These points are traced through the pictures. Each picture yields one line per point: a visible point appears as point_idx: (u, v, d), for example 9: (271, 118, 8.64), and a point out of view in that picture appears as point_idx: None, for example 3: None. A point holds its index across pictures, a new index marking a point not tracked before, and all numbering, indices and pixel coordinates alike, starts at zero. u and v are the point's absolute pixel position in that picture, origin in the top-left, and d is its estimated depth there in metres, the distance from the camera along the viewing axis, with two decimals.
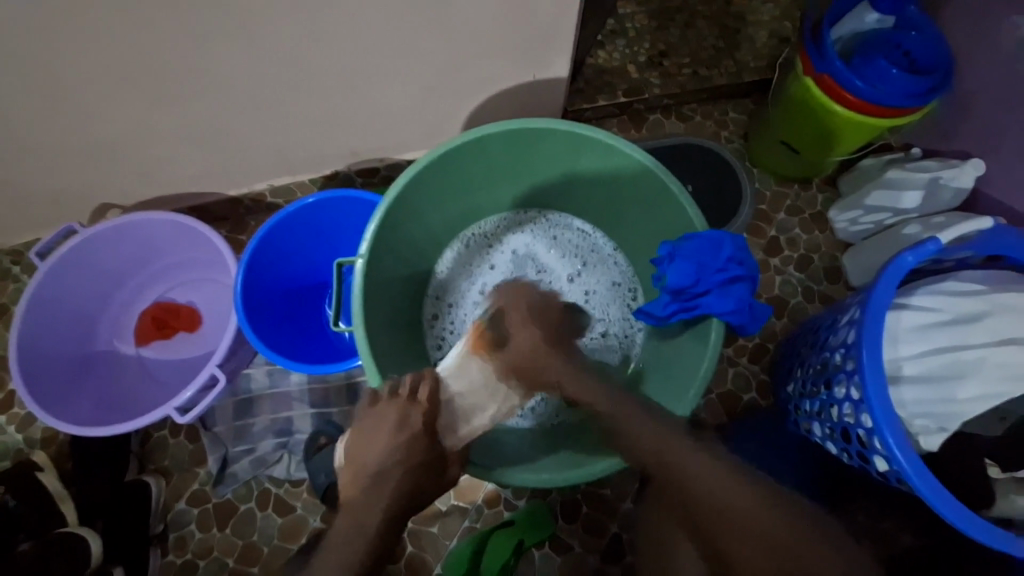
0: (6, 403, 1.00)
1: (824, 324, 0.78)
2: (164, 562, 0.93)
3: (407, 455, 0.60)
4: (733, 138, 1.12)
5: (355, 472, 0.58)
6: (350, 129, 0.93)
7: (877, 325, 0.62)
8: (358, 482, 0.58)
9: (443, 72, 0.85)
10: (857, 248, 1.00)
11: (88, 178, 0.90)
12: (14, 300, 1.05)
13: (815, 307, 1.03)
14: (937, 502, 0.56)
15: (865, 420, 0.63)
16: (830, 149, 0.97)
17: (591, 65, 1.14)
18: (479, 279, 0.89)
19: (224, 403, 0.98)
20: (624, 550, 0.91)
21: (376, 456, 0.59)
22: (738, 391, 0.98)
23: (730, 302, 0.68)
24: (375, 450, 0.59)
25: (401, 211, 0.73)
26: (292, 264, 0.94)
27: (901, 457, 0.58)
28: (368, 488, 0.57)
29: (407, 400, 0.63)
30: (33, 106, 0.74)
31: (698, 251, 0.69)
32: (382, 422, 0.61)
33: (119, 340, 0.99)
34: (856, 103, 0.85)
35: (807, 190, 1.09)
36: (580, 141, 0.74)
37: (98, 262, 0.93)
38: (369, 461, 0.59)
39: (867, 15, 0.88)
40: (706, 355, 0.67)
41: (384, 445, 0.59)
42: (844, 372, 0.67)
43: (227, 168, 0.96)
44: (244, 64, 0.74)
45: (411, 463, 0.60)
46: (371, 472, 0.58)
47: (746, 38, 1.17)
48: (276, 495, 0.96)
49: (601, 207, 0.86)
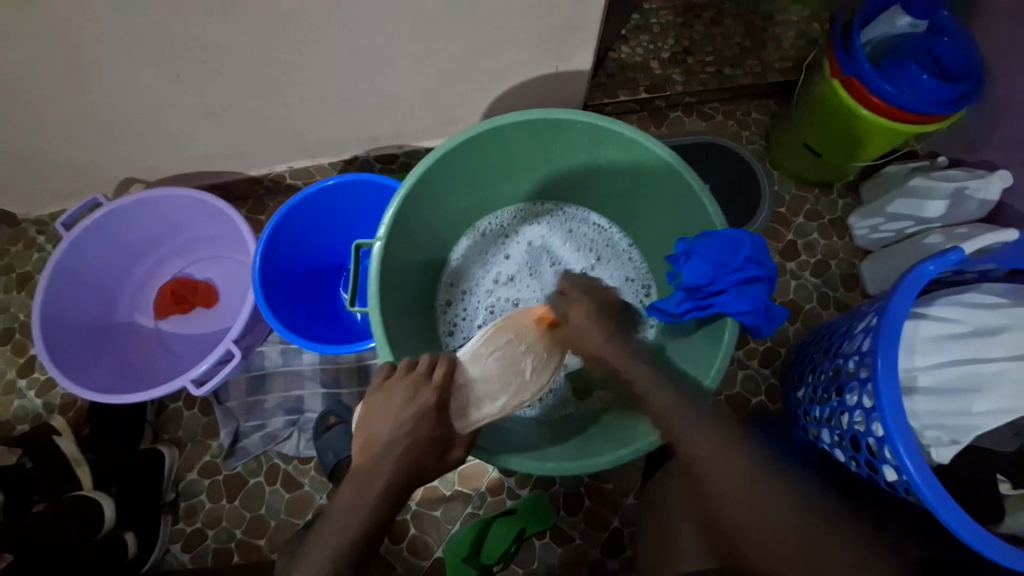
0: (28, 367, 1.03)
1: (838, 331, 0.78)
2: (174, 529, 0.96)
3: (416, 429, 0.59)
4: (754, 139, 1.12)
5: (366, 444, 0.59)
6: (371, 114, 0.94)
7: (893, 333, 0.62)
8: (369, 451, 0.58)
9: (466, 61, 0.85)
10: (876, 256, 0.99)
11: (113, 152, 0.92)
12: (38, 269, 1.08)
13: (829, 312, 1.02)
14: (944, 514, 0.56)
15: (876, 429, 0.63)
16: (854, 153, 0.96)
17: (614, 59, 1.14)
18: (493, 269, 0.90)
19: (238, 378, 1.00)
20: (624, 544, 0.92)
21: (382, 428, 0.59)
22: (747, 394, 0.98)
23: (745, 302, 0.68)
24: (384, 421, 0.59)
25: (421, 196, 0.74)
26: (310, 245, 0.95)
27: (912, 468, 0.57)
28: (378, 457, 0.57)
29: (421, 377, 0.63)
30: (61, 80, 0.75)
31: (716, 250, 0.69)
32: (392, 396, 0.61)
33: (138, 313, 1.01)
34: (882, 106, 0.83)
35: (828, 195, 1.08)
36: (602, 134, 0.74)
37: (120, 235, 0.95)
38: (377, 432, 0.59)
39: (900, 19, 0.86)
40: (718, 353, 0.67)
41: (393, 417, 0.59)
42: (857, 380, 0.67)
43: (248, 148, 0.97)
44: (268, 45, 0.75)
45: (419, 437, 0.59)
46: (379, 442, 0.58)
47: (773, 38, 1.15)
48: (285, 471, 0.98)
49: (619, 201, 0.86)
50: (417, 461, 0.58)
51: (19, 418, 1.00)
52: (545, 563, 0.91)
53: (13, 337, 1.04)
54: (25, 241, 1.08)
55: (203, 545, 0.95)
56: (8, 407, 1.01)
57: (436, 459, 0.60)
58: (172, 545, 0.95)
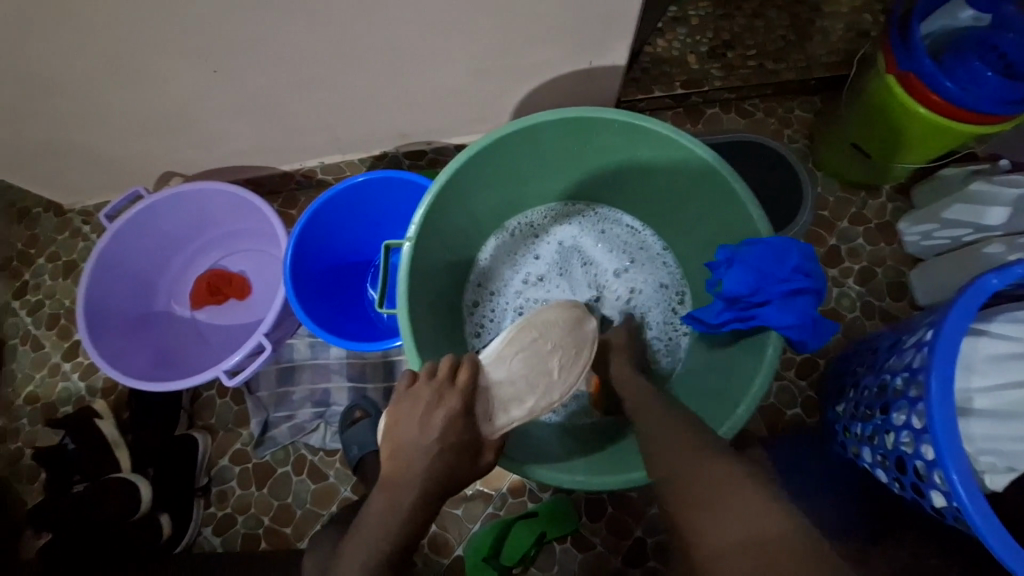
0: (72, 352, 1.08)
1: (884, 344, 0.74)
2: (205, 513, 0.99)
3: (445, 436, 0.58)
4: (796, 138, 1.08)
5: (395, 451, 0.58)
6: (401, 110, 0.94)
7: (949, 351, 0.58)
8: (399, 458, 0.58)
9: (498, 56, 0.84)
10: (927, 264, 0.94)
11: (151, 146, 0.94)
12: (82, 257, 1.12)
13: (873, 323, 0.97)
14: (998, 547, 0.52)
15: (925, 451, 0.59)
16: (907, 155, 0.90)
17: (649, 53, 1.09)
18: (522, 269, 0.89)
19: (268, 369, 1.02)
20: (647, 553, 0.90)
21: (412, 437, 0.58)
22: (782, 406, 0.95)
23: (791, 315, 0.64)
24: (410, 429, 0.59)
25: (452, 196, 0.73)
26: (340, 241, 0.96)
27: (964, 495, 0.54)
28: (408, 465, 0.57)
29: (444, 382, 0.61)
30: (103, 77, 0.77)
31: (759, 259, 0.66)
32: (417, 402, 0.60)
33: (175, 303, 1.04)
34: (941, 104, 0.78)
35: (876, 198, 1.03)
36: (638, 133, 0.72)
37: (159, 227, 0.97)
38: (405, 440, 0.58)
39: (962, 12, 0.82)
40: (756, 380, 0.64)
41: (418, 425, 0.58)
42: (906, 399, 0.63)
43: (281, 143, 0.99)
44: (300, 41, 0.75)
45: (446, 444, 0.58)
46: (409, 449, 0.58)
47: (820, 30, 1.09)
48: (312, 462, 1.00)
49: (654, 203, 0.83)
50: (447, 467, 0.57)
51: (63, 400, 1.05)
52: (565, 568, 0.91)
53: (59, 322, 1.09)
54: (71, 230, 1.13)
55: (233, 529, 0.98)
56: (53, 388, 1.06)
57: (467, 465, 0.59)
58: (204, 528, 0.98)
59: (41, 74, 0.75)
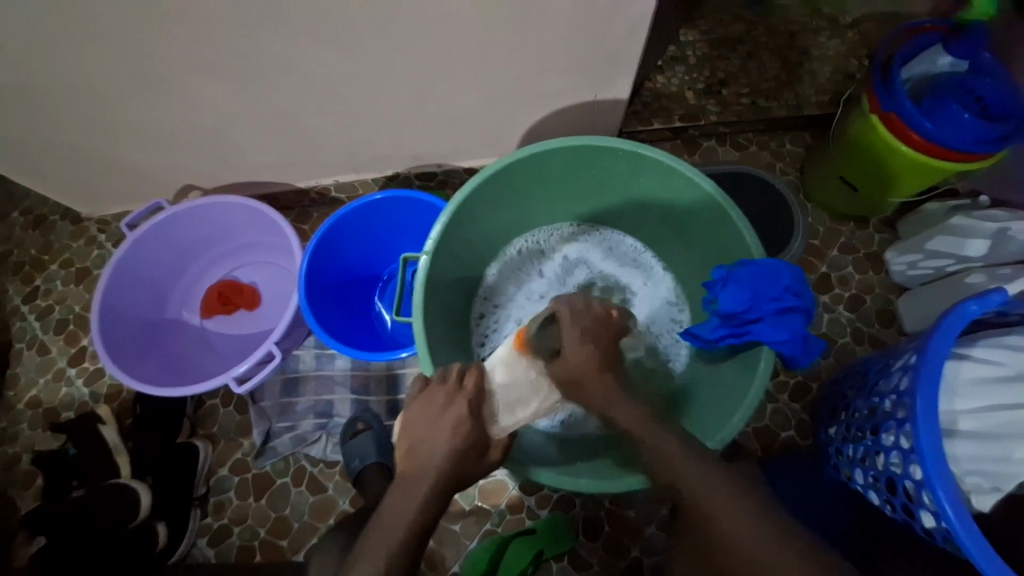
0: (78, 357, 1.09)
1: (874, 368, 0.77)
2: (201, 524, 0.98)
3: (455, 434, 0.62)
4: (788, 170, 1.13)
5: (409, 450, 0.62)
6: (415, 134, 0.99)
7: (934, 374, 0.61)
8: (413, 457, 0.61)
9: (509, 87, 0.89)
10: (912, 293, 0.98)
11: (173, 159, 0.98)
12: (95, 265, 1.15)
13: (863, 349, 1.01)
14: (985, 566, 0.54)
15: (914, 471, 0.62)
16: (891, 189, 0.96)
17: (649, 89, 1.16)
18: (527, 285, 0.92)
19: (273, 379, 1.03)
20: (643, 573, 0.91)
21: (425, 435, 0.62)
22: (777, 428, 0.97)
23: (783, 332, 0.68)
24: (424, 427, 0.63)
25: (466, 215, 0.77)
26: (351, 255, 0.99)
27: (952, 514, 0.56)
28: (420, 461, 0.61)
29: (455, 386, 0.66)
30: (137, 93, 0.81)
31: (753, 279, 0.69)
32: (430, 403, 0.64)
33: (186, 311, 1.06)
34: (922, 142, 0.83)
35: (863, 229, 1.08)
36: (642, 161, 0.76)
37: (175, 237, 1.01)
38: (417, 438, 0.62)
39: (940, 58, 0.87)
40: (751, 391, 0.68)
41: (432, 423, 0.63)
42: (894, 420, 0.66)
43: (299, 162, 1.03)
44: (327, 68, 0.80)
45: (457, 442, 0.62)
46: (421, 447, 0.62)
47: (809, 72, 1.16)
48: (311, 473, 1.00)
49: (655, 226, 0.87)
50: (456, 464, 0.61)
51: (65, 406, 1.05)
52: None
53: (67, 327, 1.11)
54: (86, 238, 1.16)
55: (228, 541, 0.98)
56: (56, 394, 1.06)
57: (474, 462, 0.63)
58: (198, 540, 0.97)
59: (79, 87, 0.79)
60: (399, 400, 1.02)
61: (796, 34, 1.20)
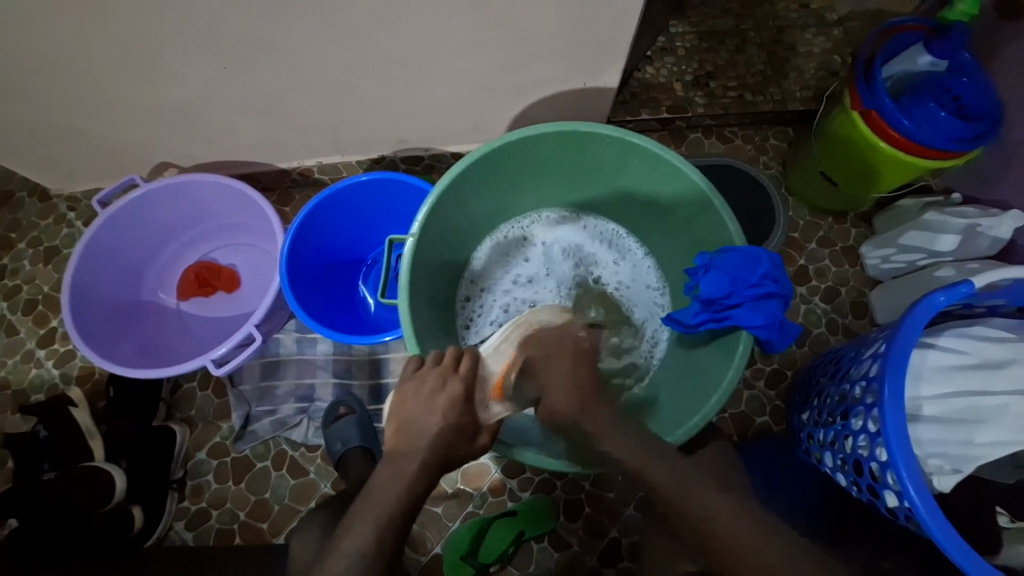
0: (48, 338, 1.06)
1: (846, 356, 0.79)
2: (179, 507, 0.97)
3: (447, 415, 0.64)
4: (771, 164, 1.16)
5: (401, 429, 0.64)
6: (402, 116, 0.97)
7: (901, 360, 0.63)
8: (404, 436, 0.64)
9: (498, 71, 0.88)
10: (885, 285, 1.01)
11: (151, 135, 0.95)
12: (65, 243, 1.11)
13: (837, 339, 1.04)
14: (944, 543, 0.57)
15: (879, 453, 0.64)
16: (870, 185, 0.98)
17: (638, 78, 1.16)
18: (514, 270, 0.92)
19: (253, 363, 1.02)
20: (621, 554, 0.93)
21: (417, 418, 0.64)
22: (752, 414, 1.00)
23: (761, 316, 0.69)
24: (418, 408, 0.64)
25: (452, 198, 0.77)
26: (335, 239, 0.97)
27: (913, 493, 0.58)
28: (412, 441, 0.63)
29: (449, 369, 0.66)
30: (111, 67, 0.78)
31: (733, 265, 0.71)
32: (423, 384, 0.65)
33: (162, 293, 1.04)
34: (900, 139, 0.85)
35: (841, 224, 1.10)
36: (628, 147, 0.77)
37: (151, 216, 0.98)
38: (410, 417, 0.64)
39: (921, 57, 0.89)
40: (729, 372, 0.70)
41: (425, 405, 0.64)
42: (863, 405, 0.68)
43: (281, 142, 1.01)
44: (313, 46, 0.78)
45: (449, 424, 0.64)
46: (413, 427, 0.63)
47: (795, 68, 1.17)
48: (293, 457, 1.00)
49: (639, 213, 0.88)
50: (446, 445, 0.63)
51: (35, 388, 1.02)
52: (542, 567, 0.92)
53: (36, 308, 1.07)
54: (56, 216, 1.12)
55: (206, 524, 0.97)
56: (25, 375, 1.03)
57: (465, 445, 0.65)
58: (176, 523, 0.97)
59: (49, 58, 0.75)
60: (382, 385, 1.02)
61: (782, 29, 1.21)
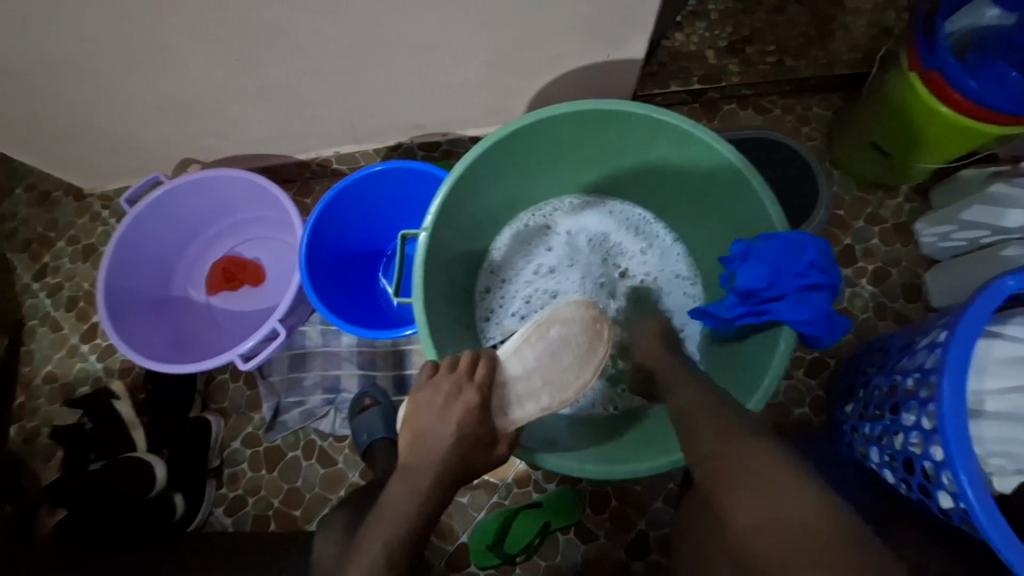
0: (91, 333, 1.10)
1: (897, 344, 0.73)
2: (217, 494, 1.01)
3: (459, 425, 0.63)
4: (814, 135, 1.06)
5: (413, 440, 0.63)
6: (417, 101, 0.95)
7: (965, 351, 0.57)
8: (416, 447, 0.63)
9: (515, 48, 0.84)
10: (942, 266, 0.93)
11: (172, 130, 0.95)
12: (101, 241, 1.14)
13: (886, 324, 0.96)
14: (1009, 552, 0.51)
15: (934, 452, 0.59)
16: (928, 155, 0.89)
17: (667, 47, 1.09)
18: (535, 260, 0.89)
19: (281, 355, 1.04)
20: (650, 547, 0.91)
21: (429, 428, 0.63)
22: (790, 405, 0.95)
23: (806, 310, 0.64)
24: (430, 417, 0.64)
25: (466, 187, 0.74)
26: (352, 232, 0.96)
27: (973, 497, 0.53)
28: (422, 452, 0.62)
29: (463, 376, 0.65)
30: (126, 64, 0.78)
31: (775, 254, 0.65)
32: (437, 392, 0.65)
33: (192, 288, 1.06)
34: (965, 104, 0.77)
35: (892, 199, 1.02)
36: (654, 125, 0.72)
37: (177, 212, 0.99)
38: (424, 427, 0.63)
39: (988, 10, 0.79)
40: (768, 371, 0.65)
41: (438, 414, 0.64)
42: (917, 400, 0.63)
43: (298, 132, 1.00)
44: (323, 31, 0.75)
45: (461, 434, 0.62)
46: (426, 436, 0.63)
47: (842, 27, 1.07)
48: (321, 447, 1.02)
49: (667, 195, 0.83)
50: (461, 453, 0.62)
51: (81, 380, 1.07)
52: (568, 559, 0.92)
53: (78, 304, 1.12)
54: (90, 215, 1.15)
55: (243, 510, 1.00)
56: (72, 368, 1.08)
57: (481, 455, 0.64)
58: (215, 509, 1.01)
59: (66, 57, 0.75)
60: (405, 376, 1.02)
61: None
